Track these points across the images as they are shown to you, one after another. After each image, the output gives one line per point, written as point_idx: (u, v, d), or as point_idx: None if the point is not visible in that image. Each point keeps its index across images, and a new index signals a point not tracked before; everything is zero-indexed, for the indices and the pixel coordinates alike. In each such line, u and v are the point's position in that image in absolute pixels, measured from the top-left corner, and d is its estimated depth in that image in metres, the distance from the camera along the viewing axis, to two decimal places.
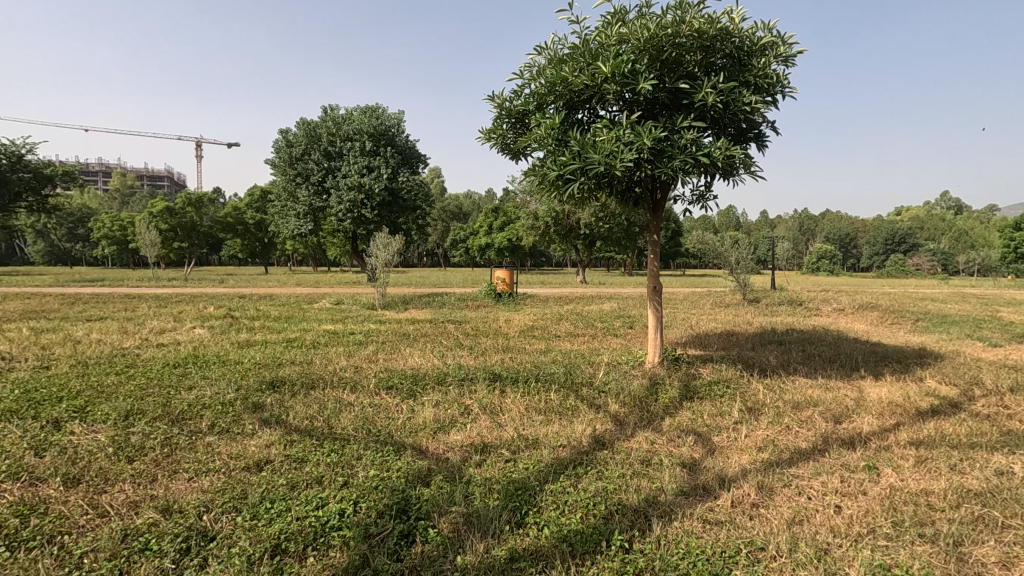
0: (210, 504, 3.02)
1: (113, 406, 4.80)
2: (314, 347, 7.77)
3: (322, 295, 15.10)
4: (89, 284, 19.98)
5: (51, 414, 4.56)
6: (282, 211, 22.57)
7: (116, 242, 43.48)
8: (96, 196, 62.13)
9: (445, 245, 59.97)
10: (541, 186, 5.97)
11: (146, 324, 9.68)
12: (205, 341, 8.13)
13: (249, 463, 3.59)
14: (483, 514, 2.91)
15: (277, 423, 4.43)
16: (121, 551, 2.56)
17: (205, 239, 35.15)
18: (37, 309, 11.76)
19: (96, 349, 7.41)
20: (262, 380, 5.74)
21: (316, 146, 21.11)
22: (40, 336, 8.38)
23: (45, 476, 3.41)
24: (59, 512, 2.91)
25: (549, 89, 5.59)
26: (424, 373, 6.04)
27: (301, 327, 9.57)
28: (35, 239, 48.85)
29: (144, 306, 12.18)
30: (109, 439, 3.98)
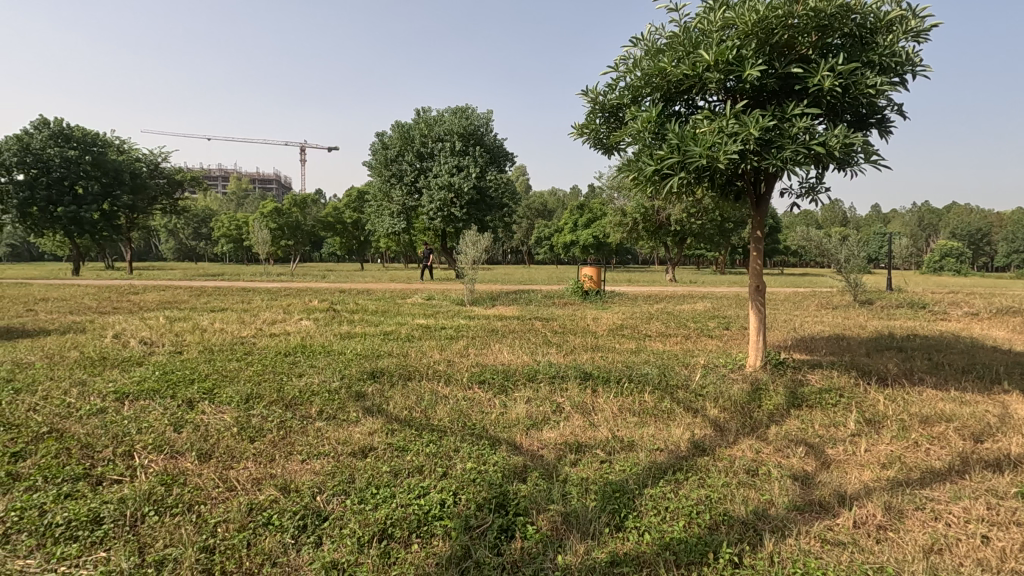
0: (322, 485, 3.22)
1: (236, 389, 5.27)
2: (409, 341, 8.09)
3: (415, 291, 15.71)
4: (211, 277, 22.20)
5: (186, 395, 5.08)
6: (378, 210, 23.79)
7: (233, 239, 48.03)
8: (218, 198, 69.24)
9: (530, 242, 60.52)
10: (636, 181, 5.80)
11: (261, 315, 10.57)
12: (311, 332, 8.74)
13: (355, 449, 3.80)
14: (582, 514, 2.88)
15: (378, 412, 4.65)
16: (248, 524, 2.78)
17: (308, 238, 37.90)
18: (171, 300, 13.22)
19: (220, 337, 8.19)
20: (364, 370, 6.06)
21: (409, 148, 22.04)
22: (174, 324, 9.42)
23: (183, 451, 3.79)
24: (195, 484, 3.23)
25: (645, 81, 5.41)
26: (515, 369, 6.10)
27: (396, 320, 10.03)
28: (167, 237, 55.16)
29: (257, 299, 13.31)
30: (233, 420, 4.37)
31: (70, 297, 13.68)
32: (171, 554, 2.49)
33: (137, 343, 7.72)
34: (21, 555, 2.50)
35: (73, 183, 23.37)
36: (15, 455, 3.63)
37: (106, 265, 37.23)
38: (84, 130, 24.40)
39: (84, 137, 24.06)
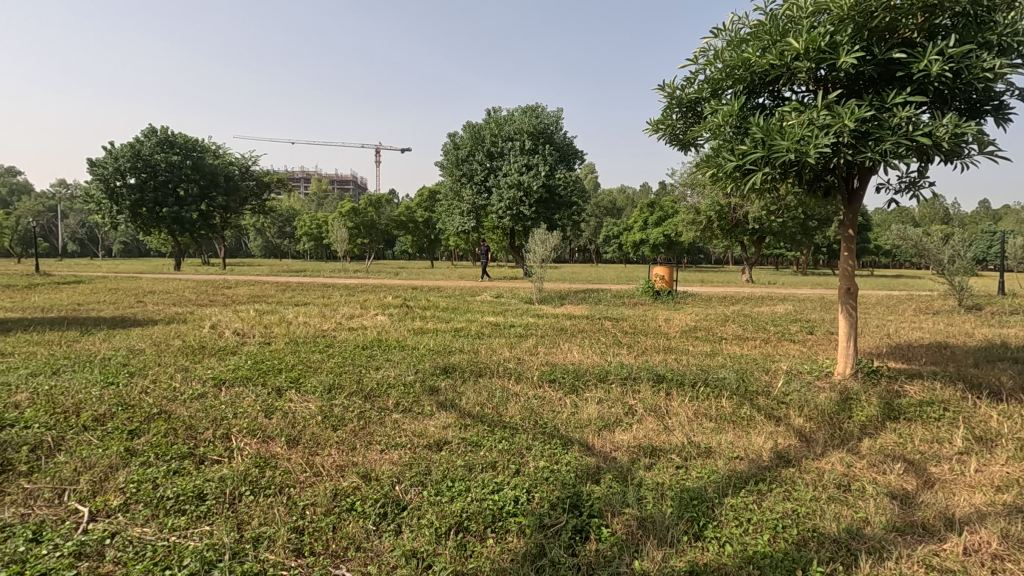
0: (401, 475, 3.33)
1: (319, 380, 5.56)
2: (479, 338, 8.21)
3: (484, 288, 15.95)
4: (294, 274, 23.55)
5: (275, 383, 5.43)
6: (449, 209, 24.37)
7: (314, 237, 50.77)
8: (301, 199, 73.44)
9: (598, 241, 59.80)
10: (715, 177, 5.58)
11: (340, 310, 11.11)
12: (386, 327, 9.07)
13: (430, 442, 3.90)
14: (659, 519, 2.81)
15: (452, 407, 4.76)
16: (333, 508, 2.92)
17: (382, 236, 39.47)
18: (260, 294, 14.17)
19: (304, 330, 8.68)
20: (437, 365, 6.22)
21: (480, 148, 22.38)
22: (263, 316, 10.09)
23: (273, 436, 4.05)
24: (285, 467, 3.45)
25: (727, 74, 5.19)
26: (585, 369, 6.04)
27: (467, 317, 10.21)
28: (255, 235, 59.15)
29: (336, 294, 13.99)
30: (317, 409, 4.62)
31: (174, 290, 15.00)
32: (265, 532, 2.66)
33: (231, 334, 8.33)
34: (139, 523, 2.76)
35: (176, 186, 25.56)
36: (132, 433, 4.02)
37: (203, 261, 40.45)
38: (186, 137, 26.62)
39: (186, 144, 26.25)
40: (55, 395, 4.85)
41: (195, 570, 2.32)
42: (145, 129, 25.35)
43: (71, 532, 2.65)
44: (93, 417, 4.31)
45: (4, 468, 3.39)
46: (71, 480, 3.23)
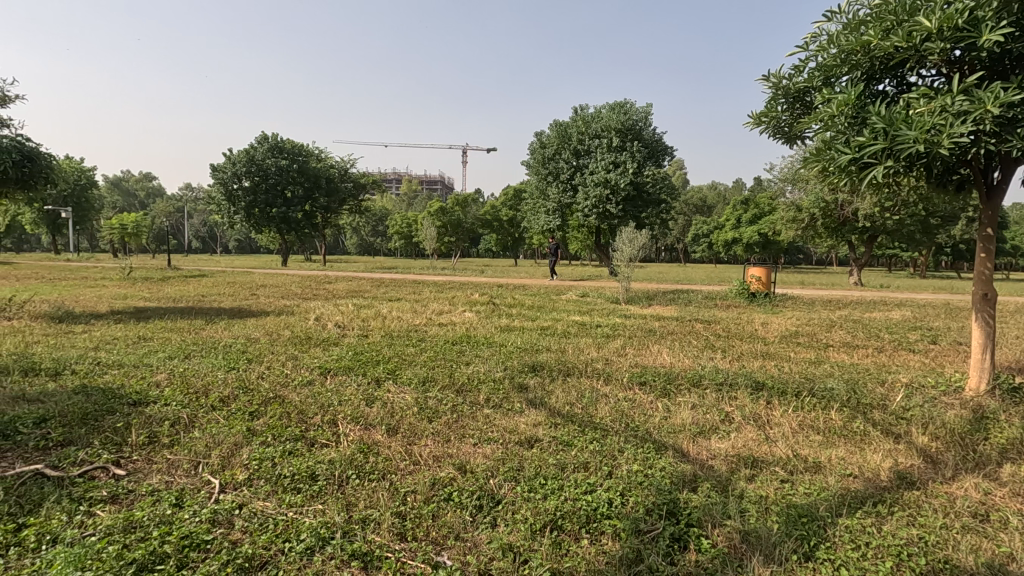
0: (494, 470, 3.40)
1: (414, 372, 5.81)
2: (565, 337, 8.19)
3: (569, 287, 15.92)
4: (386, 270, 24.74)
5: (374, 373, 5.74)
6: (535, 207, 24.54)
7: (405, 236, 53.04)
8: (393, 199, 77.05)
9: (687, 240, 57.58)
10: (826, 172, 5.18)
11: (430, 306, 11.54)
12: (474, 323, 9.30)
13: (522, 439, 3.95)
14: (764, 535, 2.66)
15: (541, 405, 4.79)
16: (432, 497, 3.05)
17: (468, 235, 40.54)
18: (357, 289, 15.03)
19: (398, 324, 9.10)
20: (525, 363, 6.28)
21: (566, 146, 22.30)
22: (361, 310, 10.69)
23: (374, 424, 4.28)
24: (386, 455, 3.64)
25: (842, 60, 4.80)
26: (678, 373, 5.85)
27: (552, 316, 10.23)
28: (351, 234, 62.86)
29: (426, 291, 14.54)
30: (413, 400, 4.83)
31: (282, 284, 16.32)
32: (371, 515, 2.81)
33: (333, 326, 8.90)
34: (262, 497, 3.03)
35: (284, 188, 27.72)
36: (252, 414, 4.41)
37: (306, 258, 43.55)
38: (293, 143, 28.78)
39: (293, 149, 28.38)
40: (188, 377, 5.43)
41: (311, 544, 2.51)
42: (258, 136, 27.71)
43: (206, 501, 2.96)
44: (219, 398, 4.78)
45: (151, 438, 3.85)
46: (204, 454, 3.60)
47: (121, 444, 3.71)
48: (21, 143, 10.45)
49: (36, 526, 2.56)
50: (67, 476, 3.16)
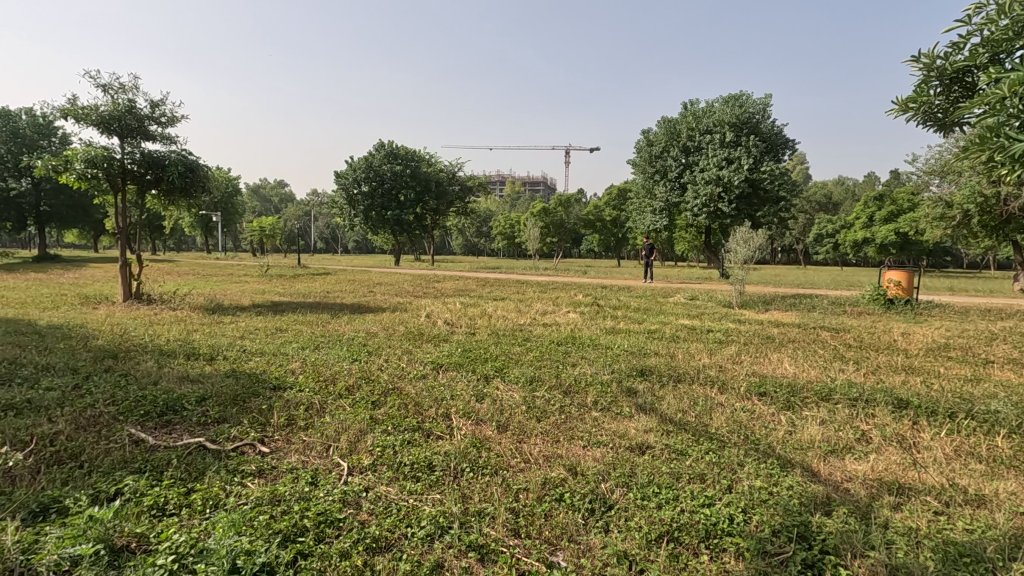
0: (606, 474, 3.34)
1: (521, 371, 5.89)
2: (674, 341, 7.88)
3: (677, 289, 15.33)
4: (490, 270, 25.35)
5: (483, 370, 5.91)
6: (641, 207, 23.96)
7: (508, 237, 54.16)
8: (497, 201, 78.96)
9: (809, 240, 53.00)
10: (992, 162, 4.51)
11: (534, 305, 11.66)
12: (579, 324, 9.24)
13: (632, 444, 3.85)
14: (915, 572, 2.37)
15: (652, 411, 4.64)
16: (544, 496, 3.07)
17: (570, 235, 40.45)
18: (464, 288, 15.59)
19: (503, 323, 9.30)
20: (633, 366, 6.13)
21: (675, 143, 21.53)
22: (468, 309, 11.05)
23: (485, 420, 4.40)
24: (497, 451, 3.72)
25: (1016, 31, 4.14)
26: (803, 384, 5.39)
27: (659, 319, 9.90)
28: (457, 235, 65.52)
29: (530, 291, 14.70)
30: (521, 398, 4.90)
31: (396, 282, 17.35)
32: (486, 509, 2.89)
33: (442, 323, 9.28)
34: (385, 482, 3.22)
35: (398, 192, 29.47)
36: (374, 403, 4.73)
37: (416, 258, 45.92)
38: (407, 149, 30.47)
39: (407, 155, 30.03)
40: (318, 366, 5.94)
41: (431, 532, 2.63)
42: (376, 144, 29.68)
43: (336, 481, 3.21)
44: (345, 386, 5.18)
45: (289, 420, 4.25)
46: (334, 438, 3.91)
47: (265, 424, 4.14)
48: (185, 156, 12.01)
49: (201, 490, 2.93)
50: (224, 449, 3.59)
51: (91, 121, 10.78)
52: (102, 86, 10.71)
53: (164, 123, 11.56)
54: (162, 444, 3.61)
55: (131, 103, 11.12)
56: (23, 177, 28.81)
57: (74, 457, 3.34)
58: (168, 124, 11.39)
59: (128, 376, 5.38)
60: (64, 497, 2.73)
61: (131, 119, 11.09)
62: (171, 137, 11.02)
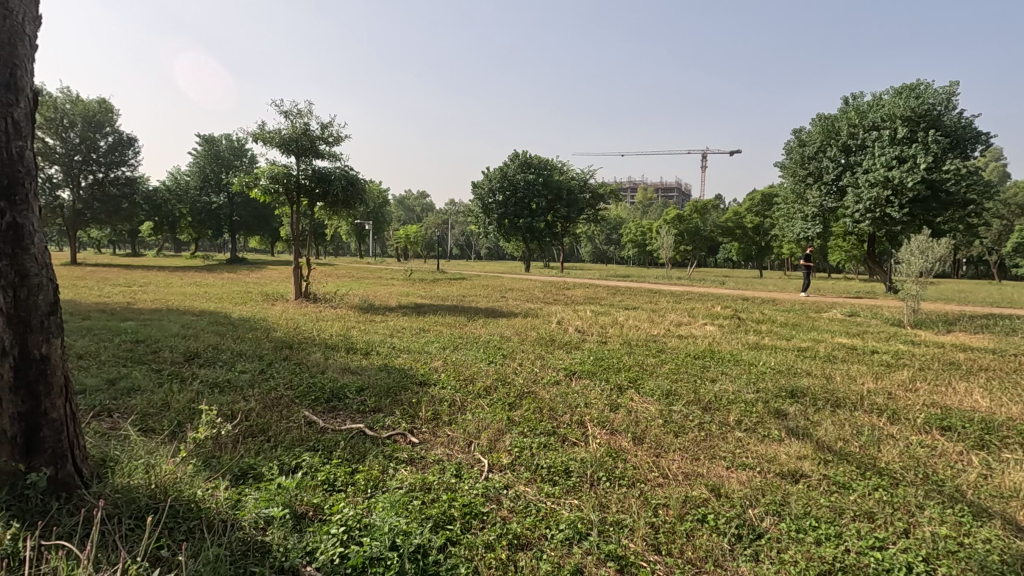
0: (754, 500, 3.12)
1: (657, 384, 5.70)
2: (831, 361, 7.11)
3: (832, 304, 13.83)
4: (620, 279, 24.92)
5: (616, 380, 5.83)
6: (791, 213, 22.07)
7: (638, 244, 52.99)
8: (628, 208, 77.63)
9: (1004, 250, 44.74)
10: None
11: (669, 316, 11.23)
12: (717, 337, 8.73)
13: (784, 471, 3.55)
14: None
15: (806, 437, 4.24)
16: (685, 514, 2.95)
17: (706, 243, 38.21)
18: (595, 296, 15.53)
19: (636, 333, 9.09)
20: (782, 387, 5.63)
21: (833, 142, 19.59)
22: (599, 317, 10.99)
23: (620, 431, 4.33)
24: (634, 463, 3.65)
25: None
26: (1002, 422, 4.54)
27: (812, 336, 9.00)
28: (586, 242, 65.55)
29: (663, 301, 14.21)
30: (658, 411, 4.74)
31: (528, 288, 17.76)
32: (624, 520, 2.84)
33: (573, 331, 9.32)
34: (524, 482, 3.33)
35: (530, 200, 30.23)
36: (510, 405, 4.90)
37: (546, 265, 46.73)
38: (540, 159, 31.17)
39: (540, 164, 30.71)
40: (458, 366, 6.29)
41: (569, 536, 2.66)
42: (511, 154, 30.82)
43: (478, 477, 3.38)
44: (483, 387, 5.43)
45: (434, 415, 4.56)
46: (475, 435, 4.12)
47: (414, 416, 4.49)
48: (347, 171, 13.45)
49: (364, 472, 3.26)
50: (381, 436, 3.96)
51: (275, 143, 12.54)
52: (284, 112, 12.41)
53: (331, 143, 13.06)
54: (331, 427, 4.08)
55: (306, 126, 12.73)
56: (222, 192, 34.38)
57: (263, 432, 3.90)
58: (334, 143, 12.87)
59: (302, 364, 6.16)
60: (258, 466, 3.20)
61: (306, 140, 12.70)
62: (337, 154, 12.44)
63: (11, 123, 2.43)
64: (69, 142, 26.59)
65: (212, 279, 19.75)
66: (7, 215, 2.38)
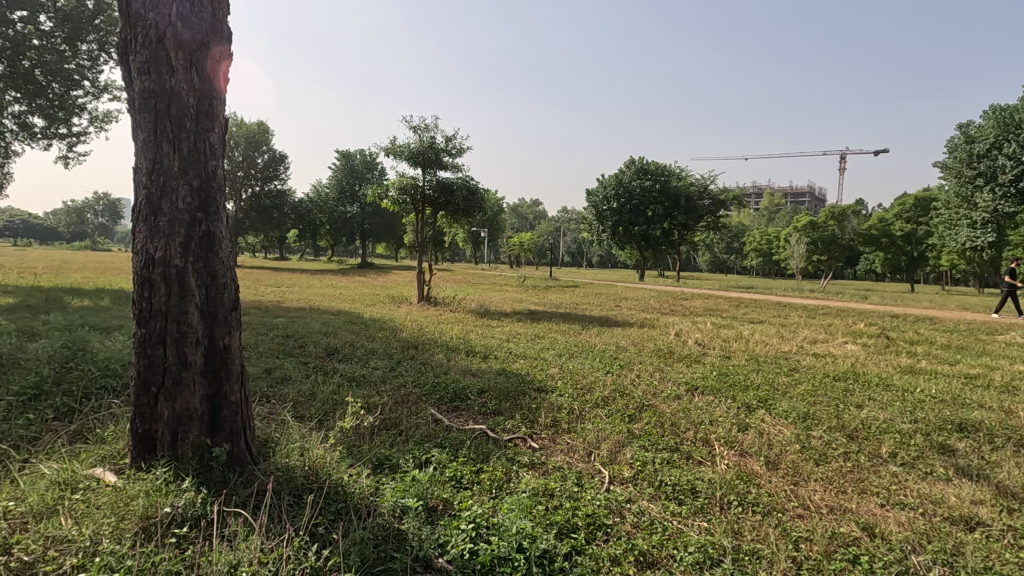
0: (918, 546, 2.75)
1: (791, 405, 5.24)
2: (1009, 392, 6.07)
3: (1008, 326, 11.83)
4: (743, 290, 23.36)
5: (744, 399, 5.45)
6: (956, 219, 19.29)
7: (763, 254, 49.39)
8: (752, 215, 72.67)
9: None
10: None
11: (801, 332, 10.30)
12: (860, 358, 7.85)
13: (954, 516, 3.09)
14: None
15: (982, 479, 3.65)
16: (833, 552, 2.67)
17: (845, 253, 34.59)
18: (716, 308, 14.71)
19: (764, 349, 8.46)
20: (946, 419, 4.90)
21: (1011, 137, 16.87)
22: (721, 330, 10.37)
23: (751, 453, 4.04)
24: (768, 489, 3.39)
25: None
26: None
27: (983, 362, 7.75)
28: (704, 251, 62.45)
29: (795, 315, 13.07)
30: (793, 436, 4.36)
31: (643, 298, 17.26)
32: (761, 550, 2.65)
33: (693, 343, 8.88)
34: (648, 498, 3.22)
35: (646, 207, 29.44)
36: (630, 417, 4.78)
37: (660, 274, 45.16)
38: (658, 165, 30.32)
39: (657, 170, 29.89)
40: (574, 374, 6.27)
41: (699, 560, 2.53)
42: (627, 161, 30.32)
43: (600, 487, 3.34)
44: (601, 397, 5.36)
45: (553, 422, 4.58)
46: (595, 445, 4.08)
47: (534, 422, 4.55)
48: (468, 181, 14.04)
49: (489, 472, 3.36)
50: (502, 439, 4.05)
51: (404, 156, 13.45)
52: (413, 127, 13.27)
53: (454, 154, 13.71)
54: (455, 426, 4.26)
55: (432, 139, 13.50)
56: (355, 202, 37.55)
57: (396, 425, 4.18)
58: (457, 155, 13.51)
59: (427, 364, 6.52)
60: (393, 458, 3.42)
61: (431, 152, 13.46)
62: (459, 166, 13.04)
63: (209, 145, 2.85)
64: (235, 160, 30.61)
65: (346, 282, 21.65)
66: (203, 225, 2.80)
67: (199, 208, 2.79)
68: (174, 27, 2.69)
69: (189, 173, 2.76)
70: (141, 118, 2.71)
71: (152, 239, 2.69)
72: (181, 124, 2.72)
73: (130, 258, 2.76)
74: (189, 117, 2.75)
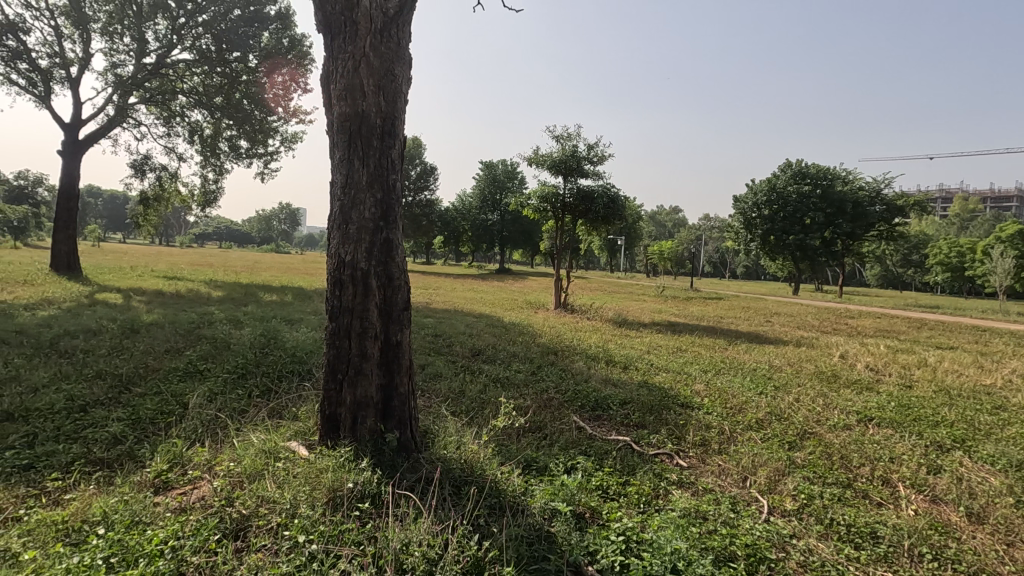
0: None
1: (1000, 449, 4.40)
2: None
3: None
4: (926, 310, 20.15)
5: (934, 436, 4.69)
6: None
7: (952, 269, 42.28)
8: (939, 223, 62.56)
9: None
10: None
11: (1009, 363, 8.61)
12: None
13: None
14: None
15: None
16: None
17: None
18: (891, 328, 12.89)
19: (956, 380, 7.22)
20: None
21: None
22: (898, 355, 9.06)
23: (946, 500, 3.48)
24: (973, 546, 2.88)
25: None
26: None
27: None
28: (874, 263, 55.11)
29: (998, 342, 10.98)
30: (1004, 487, 3.65)
31: (799, 314, 15.71)
32: None
33: (863, 368, 7.86)
34: (816, 536, 2.92)
35: (804, 215, 26.80)
36: (790, 444, 4.37)
37: (818, 287, 40.81)
38: (819, 168, 27.63)
39: (818, 173, 27.30)
40: (723, 393, 5.89)
41: None
42: (783, 164, 28.04)
43: (758, 517, 3.09)
44: (755, 419, 4.97)
45: (702, 441, 4.35)
46: (751, 470, 3.79)
47: (681, 439, 4.36)
48: (609, 189, 13.95)
49: (636, 487, 3.28)
50: (647, 453, 3.94)
51: (546, 165, 13.74)
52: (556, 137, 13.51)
53: (596, 162, 13.70)
54: (599, 435, 4.23)
55: (574, 147, 13.63)
56: (496, 210, 39.23)
57: (541, 429, 4.27)
58: (598, 162, 13.49)
59: (567, 371, 6.57)
60: (541, 461, 3.50)
61: (573, 160, 13.59)
62: (601, 173, 13.01)
63: (391, 161, 3.17)
64: None
65: (486, 286, 22.67)
66: (384, 232, 3.11)
67: (381, 217, 3.11)
68: (367, 58, 3.04)
69: (374, 186, 3.10)
70: (339, 138, 3.10)
71: (343, 244, 3.06)
72: (370, 143, 3.07)
73: (326, 261, 3.17)
74: (376, 136, 3.09)
